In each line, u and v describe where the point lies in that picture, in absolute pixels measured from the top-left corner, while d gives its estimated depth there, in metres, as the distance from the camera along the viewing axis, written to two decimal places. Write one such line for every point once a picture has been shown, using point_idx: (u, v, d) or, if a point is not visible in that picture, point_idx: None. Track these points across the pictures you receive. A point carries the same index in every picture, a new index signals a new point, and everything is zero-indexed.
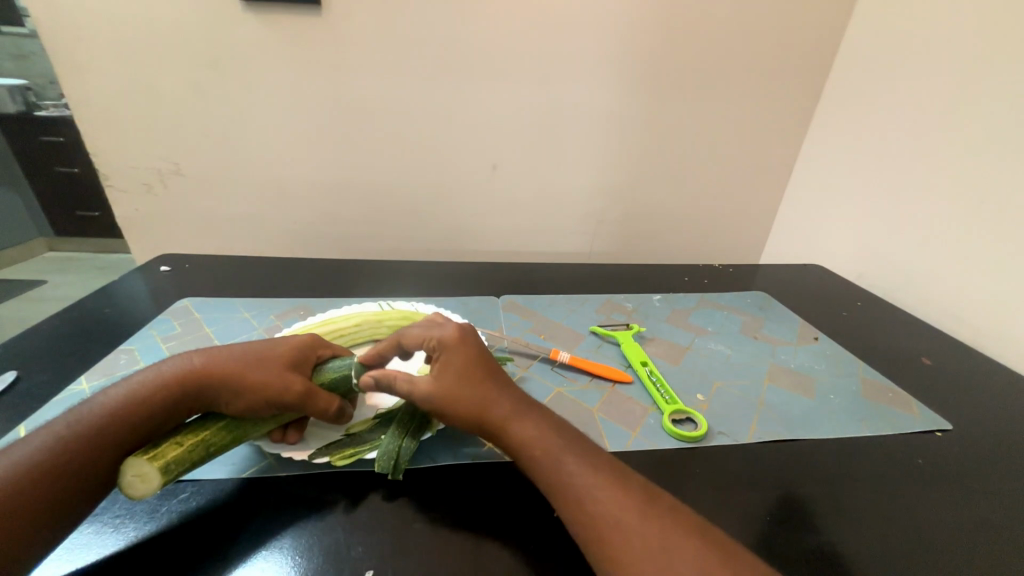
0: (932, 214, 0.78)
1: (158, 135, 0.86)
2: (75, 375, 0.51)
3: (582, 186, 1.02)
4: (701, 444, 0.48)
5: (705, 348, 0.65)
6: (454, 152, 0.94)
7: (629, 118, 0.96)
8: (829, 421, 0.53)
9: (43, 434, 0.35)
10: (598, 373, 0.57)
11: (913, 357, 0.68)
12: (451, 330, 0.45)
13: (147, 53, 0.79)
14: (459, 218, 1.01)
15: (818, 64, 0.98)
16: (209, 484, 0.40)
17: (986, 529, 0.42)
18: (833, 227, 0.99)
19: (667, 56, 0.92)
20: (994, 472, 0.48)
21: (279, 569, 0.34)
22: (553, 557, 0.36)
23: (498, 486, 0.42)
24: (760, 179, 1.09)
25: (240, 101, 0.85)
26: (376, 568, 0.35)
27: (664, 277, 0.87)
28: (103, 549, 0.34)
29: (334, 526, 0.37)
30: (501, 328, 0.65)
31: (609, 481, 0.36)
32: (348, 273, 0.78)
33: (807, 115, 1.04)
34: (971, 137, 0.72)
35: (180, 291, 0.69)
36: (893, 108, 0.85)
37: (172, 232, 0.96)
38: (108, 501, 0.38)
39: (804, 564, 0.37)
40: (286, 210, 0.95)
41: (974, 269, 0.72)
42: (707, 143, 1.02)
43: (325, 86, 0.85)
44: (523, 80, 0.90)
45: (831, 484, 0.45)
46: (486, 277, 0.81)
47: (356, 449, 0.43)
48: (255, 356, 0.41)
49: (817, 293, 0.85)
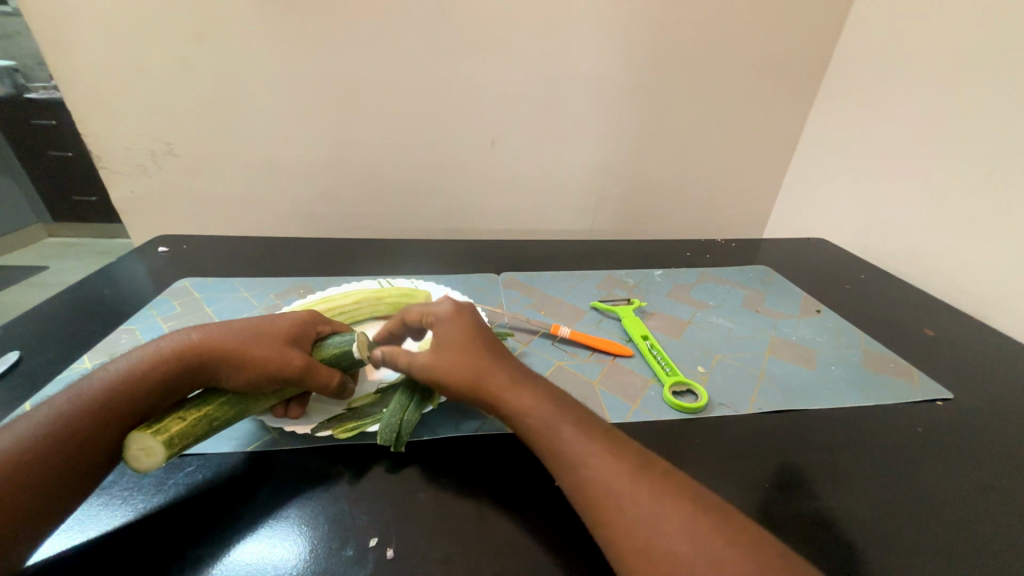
0: (936, 185, 0.77)
1: (149, 115, 0.85)
2: (77, 355, 0.51)
3: (581, 162, 1.00)
4: (701, 415, 0.49)
5: (706, 322, 0.65)
6: (451, 128, 0.93)
7: (629, 90, 0.94)
8: (830, 392, 0.53)
9: (45, 409, 0.35)
10: (599, 348, 0.57)
11: (915, 328, 0.68)
12: (448, 305, 0.45)
13: (131, 28, 0.77)
14: (458, 196, 1.00)
15: (826, 30, 0.95)
16: (214, 457, 0.40)
17: (985, 494, 0.42)
18: (836, 200, 0.97)
19: (669, 24, 0.89)
20: (993, 439, 0.48)
21: (284, 538, 0.34)
22: (555, 523, 0.37)
23: (500, 456, 0.42)
24: (762, 152, 1.08)
25: (230, 78, 0.83)
26: (381, 536, 0.35)
27: (665, 252, 0.86)
28: (114, 519, 0.35)
29: (339, 497, 0.38)
30: (501, 304, 0.65)
31: (609, 448, 0.36)
32: (347, 252, 0.78)
33: (812, 85, 1.01)
34: (978, 104, 0.71)
35: (178, 271, 0.69)
36: (898, 76, 0.83)
37: (170, 214, 0.95)
38: (116, 475, 0.38)
39: (804, 529, 0.38)
40: (283, 189, 0.95)
41: (977, 239, 0.71)
42: (708, 117, 1.01)
43: (317, 61, 0.83)
44: (519, 52, 0.87)
45: (832, 453, 0.45)
46: (485, 254, 0.81)
47: (358, 423, 0.43)
48: (254, 332, 0.41)
49: (819, 267, 0.85)
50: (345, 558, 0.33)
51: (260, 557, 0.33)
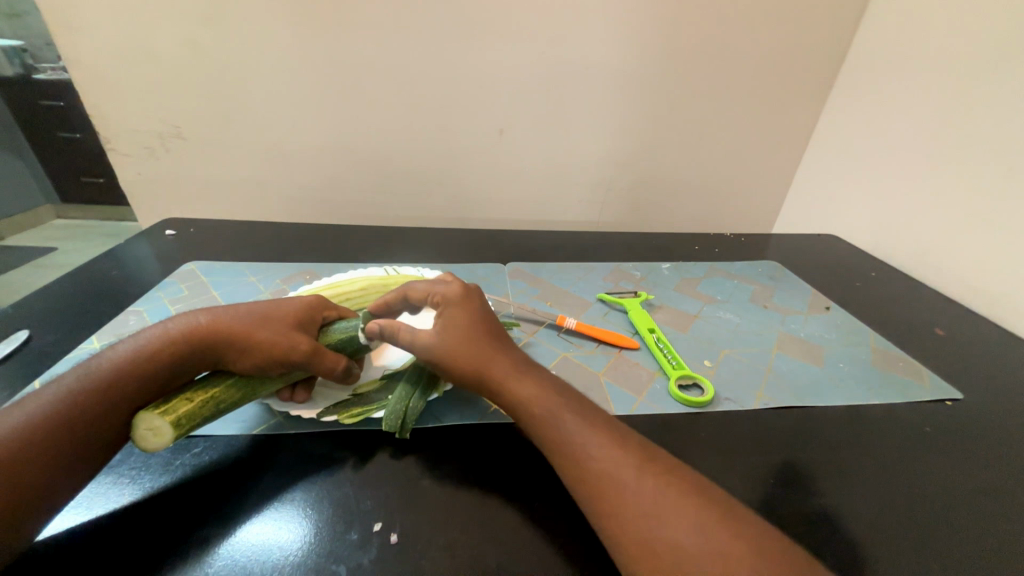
0: (949, 183, 0.76)
1: (157, 98, 0.84)
2: (86, 335, 0.51)
3: (590, 153, 1.00)
4: (707, 409, 0.48)
5: (713, 316, 0.64)
6: (458, 116, 0.92)
7: (640, 81, 0.93)
8: (837, 389, 0.53)
9: (55, 387, 0.35)
10: (605, 339, 0.57)
11: (925, 328, 0.67)
12: (455, 287, 0.45)
13: (137, 9, 0.76)
14: (465, 185, 1.00)
15: (844, 24, 0.93)
16: (220, 439, 0.41)
17: (991, 495, 0.42)
18: (848, 197, 0.96)
19: (681, 14, 0.87)
20: (1001, 441, 0.48)
21: (289, 522, 0.35)
22: (560, 512, 0.37)
23: (504, 445, 0.42)
24: (774, 147, 1.06)
25: (237, 63, 0.82)
26: (385, 521, 0.35)
27: (673, 246, 0.85)
28: (122, 498, 0.35)
29: (344, 481, 0.38)
30: (507, 294, 0.65)
31: (614, 439, 0.36)
32: (354, 239, 0.78)
33: (827, 79, 0.99)
34: (996, 103, 0.69)
35: (185, 254, 0.69)
36: (915, 72, 0.82)
37: (178, 197, 0.95)
38: (124, 454, 0.39)
39: (807, 525, 0.38)
40: (290, 174, 0.94)
41: (989, 240, 0.70)
42: (719, 109, 0.99)
43: (324, 46, 0.82)
44: (529, 41, 0.86)
45: (837, 451, 0.45)
46: (491, 244, 0.80)
47: (363, 408, 0.43)
48: (261, 316, 0.41)
49: (829, 264, 0.84)
50: (349, 542, 0.34)
51: (265, 538, 0.33)
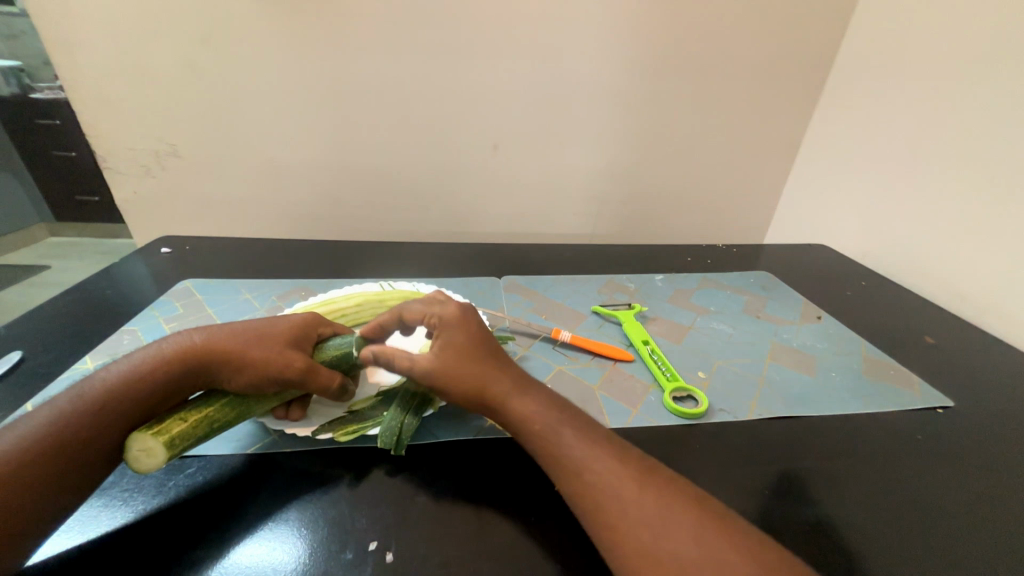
0: (935, 193, 0.77)
1: (154, 117, 0.85)
2: (80, 355, 0.51)
3: (584, 166, 1.01)
4: (702, 421, 0.48)
5: (707, 327, 0.65)
6: (453, 132, 0.93)
7: (631, 96, 0.95)
8: (831, 398, 0.53)
9: (46, 410, 0.35)
10: (599, 352, 0.57)
11: (916, 336, 0.67)
12: (451, 308, 0.45)
13: (137, 31, 0.78)
14: (460, 199, 1.00)
15: (828, 39, 0.95)
16: (214, 459, 0.40)
17: (985, 504, 0.42)
18: (837, 207, 0.98)
19: (670, 31, 0.89)
20: (993, 449, 0.48)
21: (285, 544, 0.34)
22: (556, 527, 0.37)
23: (499, 460, 0.42)
24: (764, 159, 1.08)
25: (236, 84, 0.84)
26: (380, 539, 0.35)
27: (666, 257, 0.86)
28: (113, 521, 0.35)
29: (338, 500, 0.38)
30: (501, 308, 0.65)
31: (607, 450, 0.37)
32: (350, 255, 0.78)
33: (814, 93, 1.01)
34: (977, 116, 0.71)
35: (181, 272, 0.69)
36: (899, 85, 0.84)
37: (173, 214, 0.95)
38: (115, 475, 0.38)
39: (803, 536, 0.38)
40: (286, 191, 0.95)
41: (976, 247, 0.71)
42: (709, 123, 1.01)
43: (321, 66, 0.84)
44: (523, 59, 0.88)
45: (832, 459, 0.45)
46: (485, 258, 0.81)
47: (359, 425, 0.43)
48: (256, 334, 0.41)
49: (819, 273, 0.85)
50: (344, 561, 0.33)
51: (260, 559, 0.33)
